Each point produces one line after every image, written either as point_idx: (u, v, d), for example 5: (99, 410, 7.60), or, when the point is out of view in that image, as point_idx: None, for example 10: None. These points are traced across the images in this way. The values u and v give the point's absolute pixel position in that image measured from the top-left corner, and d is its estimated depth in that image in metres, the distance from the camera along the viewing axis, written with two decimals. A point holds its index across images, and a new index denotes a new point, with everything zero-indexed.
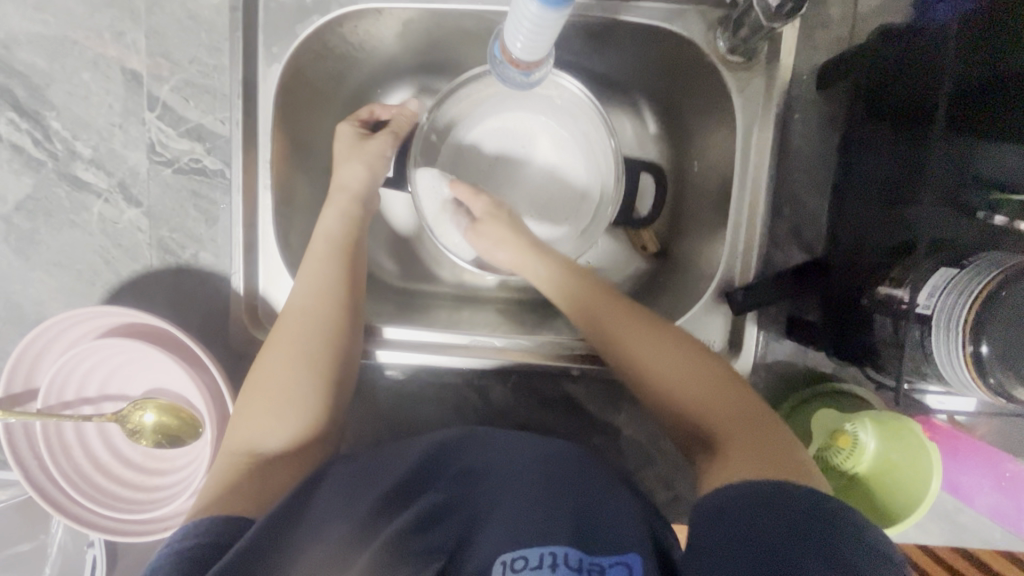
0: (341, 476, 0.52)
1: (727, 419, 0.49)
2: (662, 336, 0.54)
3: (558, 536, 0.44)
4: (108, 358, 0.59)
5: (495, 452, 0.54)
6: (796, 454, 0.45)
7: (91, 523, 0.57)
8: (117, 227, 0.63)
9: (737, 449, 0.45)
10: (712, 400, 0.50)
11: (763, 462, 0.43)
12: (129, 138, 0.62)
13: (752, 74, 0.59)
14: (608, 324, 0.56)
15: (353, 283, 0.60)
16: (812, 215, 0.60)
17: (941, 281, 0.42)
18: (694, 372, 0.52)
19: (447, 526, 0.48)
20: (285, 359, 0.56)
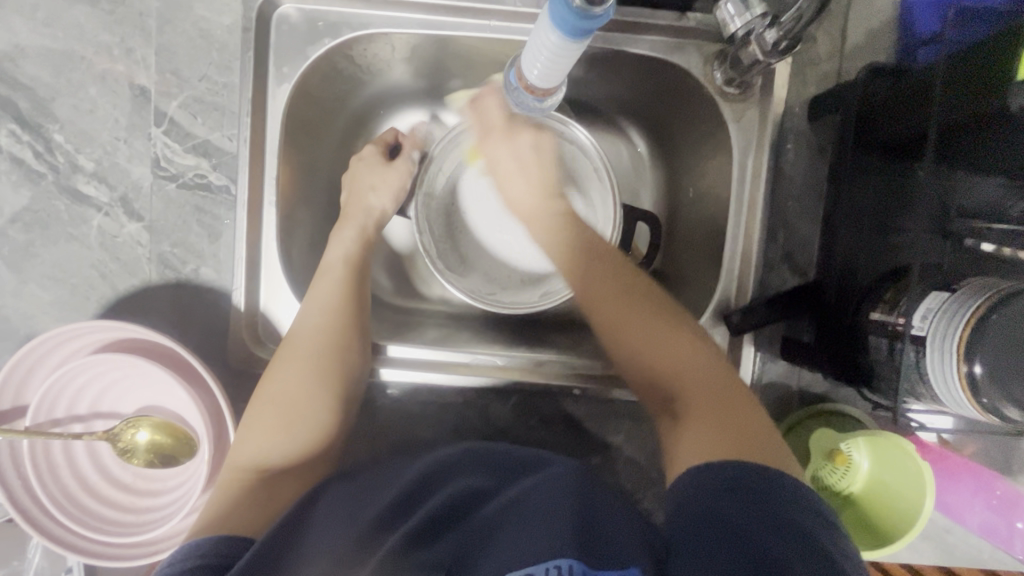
0: (336, 500, 0.52)
1: (694, 387, 0.52)
2: (648, 307, 0.56)
3: (565, 547, 0.40)
4: (103, 375, 0.58)
5: (493, 475, 0.53)
6: (759, 431, 0.48)
7: (75, 547, 0.55)
8: (116, 241, 0.62)
9: (698, 426, 0.49)
10: (686, 372, 0.53)
11: (717, 440, 0.47)
12: (134, 152, 0.62)
13: (747, 106, 0.62)
14: (593, 292, 0.58)
15: (360, 304, 0.62)
16: (805, 240, 0.62)
17: (935, 304, 0.44)
18: (677, 349, 0.54)
19: (451, 541, 0.47)
20: (295, 374, 0.57)
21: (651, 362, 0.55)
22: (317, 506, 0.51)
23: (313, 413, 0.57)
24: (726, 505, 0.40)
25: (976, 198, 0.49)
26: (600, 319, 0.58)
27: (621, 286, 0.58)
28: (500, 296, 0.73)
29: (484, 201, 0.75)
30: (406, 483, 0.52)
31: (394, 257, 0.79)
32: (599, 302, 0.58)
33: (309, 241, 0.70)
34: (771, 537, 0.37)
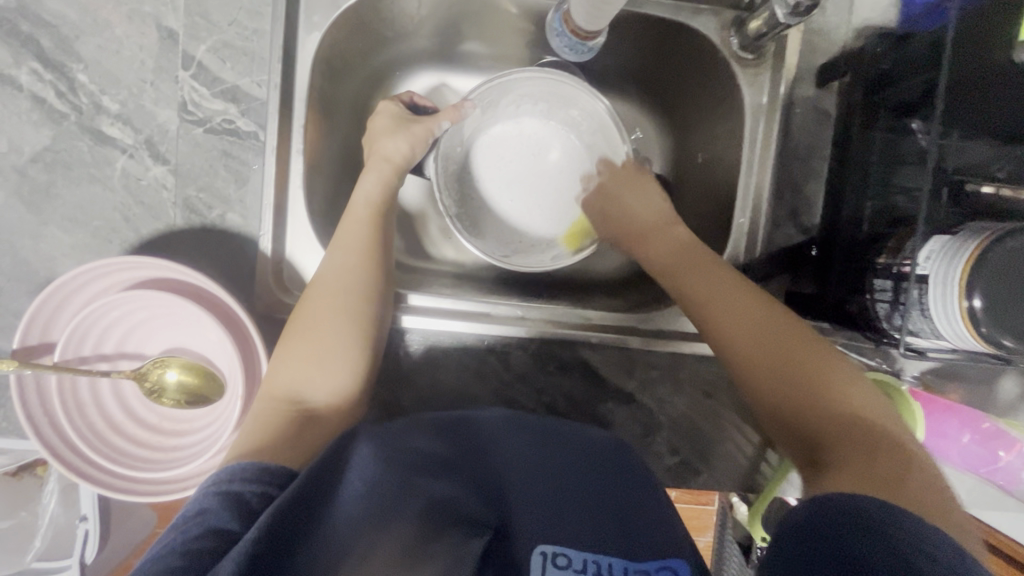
0: (374, 439, 0.48)
1: (836, 425, 0.49)
2: (791, 334, 0.54)
3: (605, 548, 0.49)
4: (130, 314, 0.58)
5: (515, 436, 0.58)
6: (907, 476, 0.44)
7: (103, 482, 0.55)
8: (141, 184, 0.62)
9: (843, 460, 0.46)
10: (834, 404, 0.50)
11: (873, 476, 0.44)
12: (160, 95, 0.61)
13: (761, 71, 0.66)
14: (723, 308, 0.57)
15: (385, 255, 0.63)
16: (809, 201, 0.66)
17: (935, 248, 0.48)
18: (822, 378, 0.52)
19: (480, 504, 0.50)
20: (325, 314, 0.59)
21: (793, 390, 0.52)
22: (357, 446, 0.46)
23: (348, 352, 0.58)
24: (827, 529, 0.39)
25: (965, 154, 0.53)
26: (731, 335, 0.56)
27: (754, 309, 0.57)
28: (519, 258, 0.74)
29: (498, 169, 0.77)
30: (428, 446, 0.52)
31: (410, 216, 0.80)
32: (726, 321, 0.57)
33: (329, 193, 0.70)
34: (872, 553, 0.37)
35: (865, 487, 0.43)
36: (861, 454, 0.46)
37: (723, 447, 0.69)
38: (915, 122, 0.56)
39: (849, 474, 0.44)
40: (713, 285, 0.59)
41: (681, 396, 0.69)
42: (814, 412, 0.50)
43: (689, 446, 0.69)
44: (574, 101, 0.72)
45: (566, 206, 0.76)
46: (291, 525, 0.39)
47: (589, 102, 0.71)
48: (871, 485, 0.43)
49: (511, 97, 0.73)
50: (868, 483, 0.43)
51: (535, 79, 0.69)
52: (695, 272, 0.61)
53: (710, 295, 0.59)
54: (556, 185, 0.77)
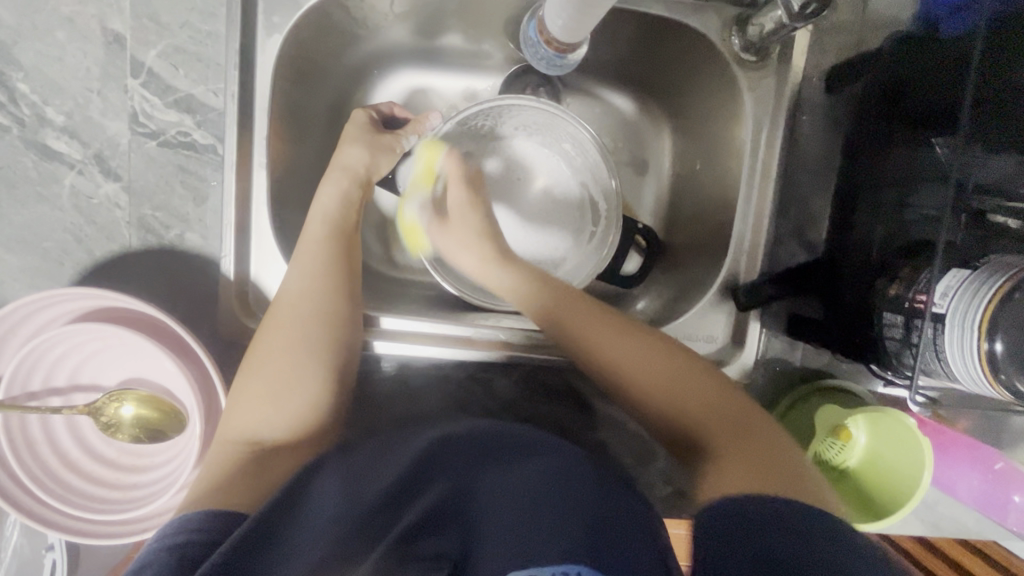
0: (337, 473, 0.49)
1: (714, 425, 0.49)
2: (666, 354, 0.54)
3: (569, 555, 0.41)
4: (82, 346, 0.54)
5: (496, 455, 0.51)
6: (782, 464, 0.45)
7: (57, 526, 0.52)
8: (92, 203, 0.58)
9: (733, 460, 0.46)
10: (716, 413, 0.50)
11: (768, 474, 0.44)
12: (109, 106, 0.57)
13: (764, 74, 0.61)
14: (600, 343, 0.55)
15: (351, 267, 0.59)
16: (816, 214, 0.61)
17: (954, 282, 0.43)
18: (688, 382, 0.52)
19: (445, 534, 0.47)
20: (283, 343, 0.55)
21: (680, 411, 0.51)
22: (321, 474, 0.48)
23: (307, 386, 0.54)
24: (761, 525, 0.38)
25: (992, 171, 0.47)
26: (614, 370, 0.54)
27: (630, 337, 0.55)
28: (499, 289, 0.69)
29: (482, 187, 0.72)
30: (413, 460, 0.50)
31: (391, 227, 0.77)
32: (579, 337, 0.56)
33: (299, 206, 0.66)
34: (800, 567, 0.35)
35: (770, 488, 0.42)
36: (759, 457, 0.46)
37: None
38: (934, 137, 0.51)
39: (751, 475, 0.44)
40: (586, 320, 0.56)
41: None
42: (704, 427, 0.50)
43: (684, 475, 0.65)
44: (557, 131, 0.70)
45: (552, 233, 0.72)
46: (241, 565, 0.40)
47: (574, 130, 0.69)
48: (773, 484, 0.42)
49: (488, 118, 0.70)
50: (749, 479, 0.43)
51: (518, 101, 0.66)
52: (567, 309, 0.58)
53: (586, 331, 0.56)
54: (543, 211, 0.73)
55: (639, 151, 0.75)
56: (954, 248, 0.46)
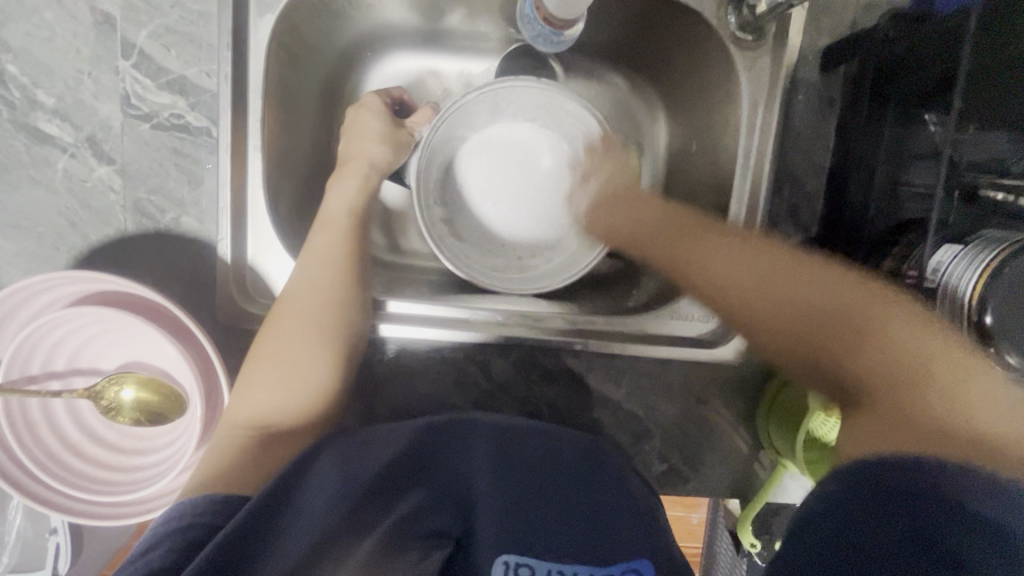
0: (332, 460, 0.48)
1: (849, 333, 0.49)
2: (759, 254, 0.56)
3: (583, 559, 0.49)
4: (80, 329, 0.54)
5: (484, 439, 0.53)
6: (945, 373, 0.43)
7: (61, 506, 0.52)
8: (85, 186, 0.57)
9: (889, 412, 0.44)
10: (826, 302, 0.51)
11: (882, 383, 0.46)
12: (100, 88, 0.56)
13: (760, 54, 0.60)
14: (693, 254, 0.60)
15: (355, 259, 0.61)
16: (811, 195, 0.62)
17: (948, 254, 0.46)
18: (792, 287, 0.53)
19: (445, 512, 0.49)
20: (295, 330, 0.57)
21: (779, 314, 0.53)
22: (315, 466, 0.47)
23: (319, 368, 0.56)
24: (856, 514, 0.40)
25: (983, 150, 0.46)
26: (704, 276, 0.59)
27: (727, 243, 0.59)
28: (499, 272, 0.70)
29: (484, 170, 0.73)
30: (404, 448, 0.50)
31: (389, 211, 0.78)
32: (679, 258, 0.60)
33: (295, 190, 0.66)
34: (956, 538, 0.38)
35: (911, 446, 0.41)
36: (878, 355, 0.47)
37: (716, 455, 0.66)
38: (925, 113, 0.50)
39: (887, 430, 0.44)
40: (683, 240, 0.61)
41: (674, 405, 0.66)
42: (803, 324, 0.52)
43: (679, 454, 0.66)
44: (558, 116, 0.70)
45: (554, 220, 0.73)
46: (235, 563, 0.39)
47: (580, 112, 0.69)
48: (984, 457, 0.40)
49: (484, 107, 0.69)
50: (897, 437, 0.43)
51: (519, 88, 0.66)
52: (670, 228, 0.62)
53: (688, 249, 0.61)
54: (546, 194, 0.73)
55: (634, 134, 0.75)
56: (944, 225, 0.47)
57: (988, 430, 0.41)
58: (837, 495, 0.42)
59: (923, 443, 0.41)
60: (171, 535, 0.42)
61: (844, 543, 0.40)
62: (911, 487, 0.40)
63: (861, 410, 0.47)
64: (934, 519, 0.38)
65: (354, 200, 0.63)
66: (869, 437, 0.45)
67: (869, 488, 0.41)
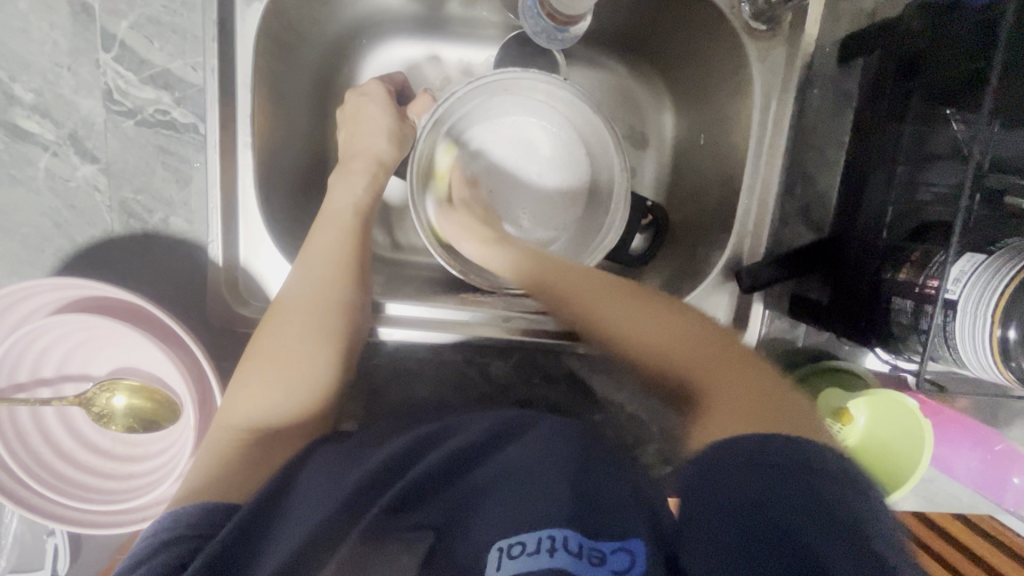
0: (322, 462, 0.49)
1: (706, 361, 0.46)
2: (593, 299, 0.51)
3: (563, 520, 0.42)
4: (68, 336, 0.53)
5: (483, 424, 0.52)
6: (774, 389, 0.42)
7: (53, 516, 0.51)
8: (68, 186, 0.55)
9: (726, 410, 0.41)
10: (701, 351, 0.46)
11: (769, 421, 0.39)
12: (81, 82, 0.54)
13: (774, 44, 0.58)
14: (621, 313, 0.50)
15: (359, 254, 0.58)
16: (824, 192, 0.59)
17: (968, 266, 0.42)
18: (655, 315, 0.49)
19: (437, 501, 0.48)
20: (286, 334, 0.54)
21: (649, 341, 0.48)
22: (307, 466, 0.48)
23: (314, 373, 0.53)
24: (761, 455, 0.35)
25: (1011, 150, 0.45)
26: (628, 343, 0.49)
27: (665, 309, 0.50)
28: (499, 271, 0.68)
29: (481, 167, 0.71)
30: (402, 441, 0.51)
31: (387, 207, 0.76)
32: (557, 289, 0.53)
33: (288, 187, 0.63)
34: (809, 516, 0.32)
35: (761, 425, 0.38)
36: (734, 387, 0.43)
37: None
38: (948, 110, 0.48)
39: (749, 422, 0.39)
40: (607, 295, 0.51)
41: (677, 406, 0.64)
42: (684, 353, 0.46)
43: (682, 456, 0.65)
44: (561, 110, 0.68)
45: (552, 217, 0.71)
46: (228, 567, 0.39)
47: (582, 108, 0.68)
48: (809, 433, 0.38)
49: (485, 96, 0.67)
50: (762, 424, 0.38)
51: (523, 77, 0.64)
52: (603, 290, 0.52)
53: (601, 311, 0.50)
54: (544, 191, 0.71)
55: (639, 125, 0.73)
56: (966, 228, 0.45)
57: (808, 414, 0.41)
58: (714, 458, 0.36)
59: (769, 424, 0.39)
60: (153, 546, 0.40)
61: (747, 516, 0.33)
62: (798, 457, 0.35)
63: (712, 415, 0.42)
64: (826, 497, 0.32)
65: (348, 197, 0.60)
66: (733, 423, 0.39)
67: (784, 455, 0.35)
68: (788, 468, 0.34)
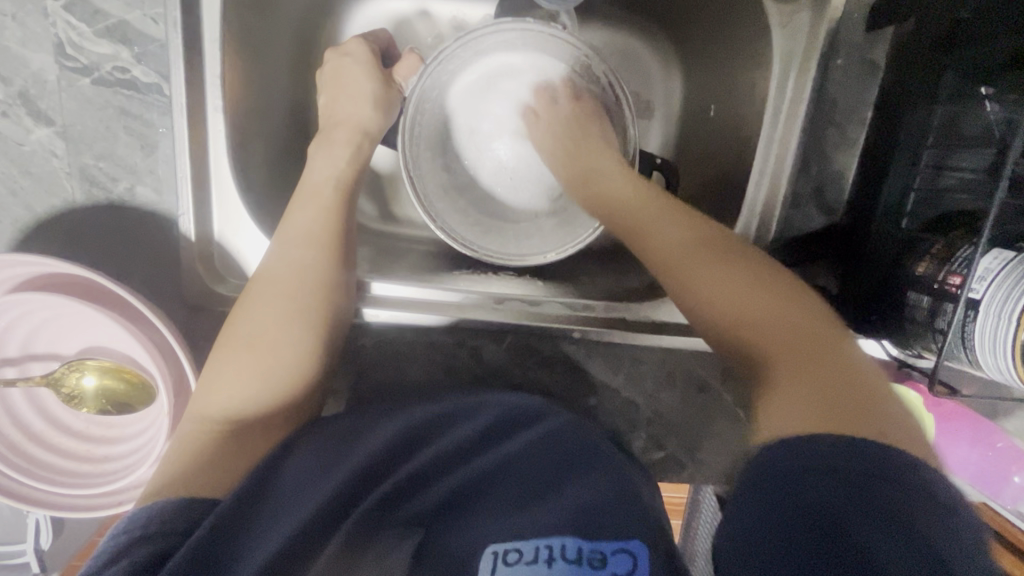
0: (313, 450, 0.47)
1: (794, 345, 0.40)
2: (744, 270, 0.44)
3: (559, 529, 0.41)
4: (30, 313, 0.50)
5: (480, 418, 0.52)
6: (854, 376, 0.38)
7: (26, 499, 0.50)
8: (22, 150, 0.50)
9: (797, 391, 0.37)
10: (789, 335, 0.40)
11: (842, 417, 0.35)
12: (28, 33, 0.48)
13: (798, 9, 0.53)
14: (699, 274, 0.45)
15: (347, 238, 0.55)
16: (841, 171, 0.55)
17: (994, 266, 0.39)
18: (742, 286, 0.43)
19: (423, 492, 0.48)
20: (266, 318, 0.51)
21: (727, 312, 0.43)
22: (302, 446, 0.47)
23: (293, 358, 0.50)
24: (826, 444, 0.33)
25: None
26: (698, 295, 0.44)
27: (732, 262, 0.45)
28: (495, 245, 0.64)
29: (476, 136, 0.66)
30: (392, 433, 0.49)
31: (376, 176, 0.71)
32: (663, 245, 0.48)
33: (269, 155, 0.59)
34: (867, 522, 0.30)
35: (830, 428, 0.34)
36: (807, 375, 0.38)
37: (716, 445, 0.63)
38: (984, 88, 0.43)
39: (811, 412, 0.35)
40: (686, 245, 0.47)
41: (673, 392, 0.62)
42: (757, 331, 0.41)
43: (676, 442, 0.63)
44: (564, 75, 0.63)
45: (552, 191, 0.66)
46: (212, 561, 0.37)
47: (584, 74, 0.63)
48: (880, 435, 0.34)
49: (478, 57, 0.62)
50: (832, 421, 0.35)
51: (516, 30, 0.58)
52: (688, 242, 0.47)
53: (689, 266, 0.46)
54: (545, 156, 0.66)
55: (645, 93, 0.68)
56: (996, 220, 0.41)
57: (904, 420, 0.36)
58: (784, 458, 0.34)
59: (842, 425, 0.34)
60: (137, 540, 0.38)
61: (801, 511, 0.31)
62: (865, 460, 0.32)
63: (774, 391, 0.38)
64: (894, 494, 0.31)
65: (330, 169, 0.56)
66: (794, 411, 0.36)
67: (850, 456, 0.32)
68: (880, 467, 0.32)
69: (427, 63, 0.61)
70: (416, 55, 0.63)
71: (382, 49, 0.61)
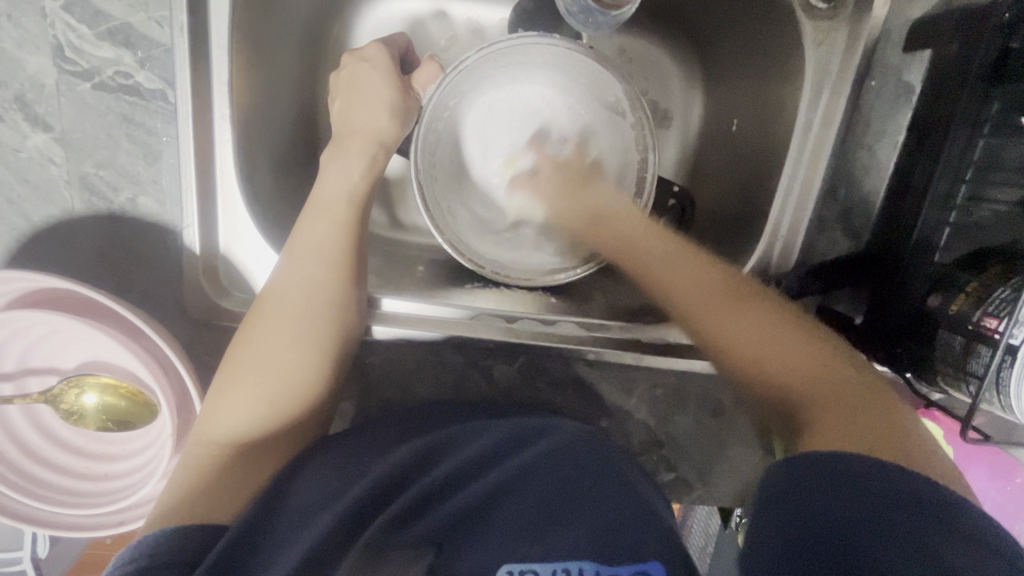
0: (320, 476, 0.45)
1: (816, 380, 0.41)
2: (765, 311, 0.46)
3: (578, 553, 0.42)
4: (27, 328, 0.48)
5: (495, 434, 0.49)
6: (886, 403, 0.40)
7: (22, 518, 0.48)
8: (19, 157, 0.48)
9: (835, 419, 0.39)
10: (813, 368, 0.42)
11: (875, 439, 0.37)
12: (25, 35, 0.46)
13: (831, 26, 0.51)
14: (720, 316, 0.46)
15: (360, 254, 0.53)
16: (867, 197, 0.54)
17: None
18: (755, 323, 0.45)
19: (440, 510, 0.44)
20: (275, 337, 0.49)
21: (754, 354, 0.44)
22: (304, 474, 0.45)
23: (302, 379, 0.49)
24: (844, 478, 0.35)
25: None
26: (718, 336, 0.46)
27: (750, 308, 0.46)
28: (508, 262, 0.63)
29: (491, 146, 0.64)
30: (409, 453, 0.47)
31: (386, 183, 0.69)
32: (678, 285, 0.49)
33: (277, 164, 0.57)
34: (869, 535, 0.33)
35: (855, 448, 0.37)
36: (848, 407, 0.39)
37: (730, 470, 0.61)
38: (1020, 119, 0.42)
39: (847, 439, 0.37)
40: (694, 279, 0.49)
41: (688, 416, 0.61)
42: (782, 374, 0.43)
43: (689, 465, 0.61)
44: (583, 88, 0.62)
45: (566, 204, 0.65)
46: None
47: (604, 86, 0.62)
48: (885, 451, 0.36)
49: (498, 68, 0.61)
50: (854, 441, 0.37)
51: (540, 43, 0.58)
52: (703, 283, 0.48)
53: (715, 315, 0.47)
54: None
55: (667, 105, 0.66)
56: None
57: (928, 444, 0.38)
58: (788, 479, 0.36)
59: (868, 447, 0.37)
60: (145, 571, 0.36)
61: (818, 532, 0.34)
62: (884, 491, 0.34)
63: (815, 429, 0.39)
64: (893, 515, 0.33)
65: (340, 180, 0.54)
66: (829, 440, 0.38)
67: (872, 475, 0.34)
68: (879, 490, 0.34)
69: (447, 72, 0.59)
70: (435, 62, 0.61)
71: (397, 54, 0.58)
